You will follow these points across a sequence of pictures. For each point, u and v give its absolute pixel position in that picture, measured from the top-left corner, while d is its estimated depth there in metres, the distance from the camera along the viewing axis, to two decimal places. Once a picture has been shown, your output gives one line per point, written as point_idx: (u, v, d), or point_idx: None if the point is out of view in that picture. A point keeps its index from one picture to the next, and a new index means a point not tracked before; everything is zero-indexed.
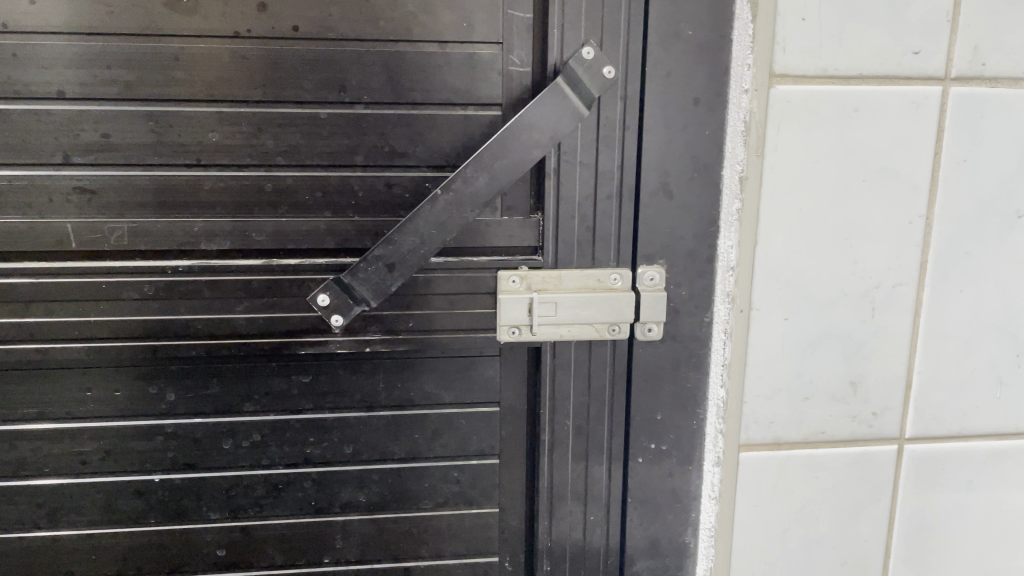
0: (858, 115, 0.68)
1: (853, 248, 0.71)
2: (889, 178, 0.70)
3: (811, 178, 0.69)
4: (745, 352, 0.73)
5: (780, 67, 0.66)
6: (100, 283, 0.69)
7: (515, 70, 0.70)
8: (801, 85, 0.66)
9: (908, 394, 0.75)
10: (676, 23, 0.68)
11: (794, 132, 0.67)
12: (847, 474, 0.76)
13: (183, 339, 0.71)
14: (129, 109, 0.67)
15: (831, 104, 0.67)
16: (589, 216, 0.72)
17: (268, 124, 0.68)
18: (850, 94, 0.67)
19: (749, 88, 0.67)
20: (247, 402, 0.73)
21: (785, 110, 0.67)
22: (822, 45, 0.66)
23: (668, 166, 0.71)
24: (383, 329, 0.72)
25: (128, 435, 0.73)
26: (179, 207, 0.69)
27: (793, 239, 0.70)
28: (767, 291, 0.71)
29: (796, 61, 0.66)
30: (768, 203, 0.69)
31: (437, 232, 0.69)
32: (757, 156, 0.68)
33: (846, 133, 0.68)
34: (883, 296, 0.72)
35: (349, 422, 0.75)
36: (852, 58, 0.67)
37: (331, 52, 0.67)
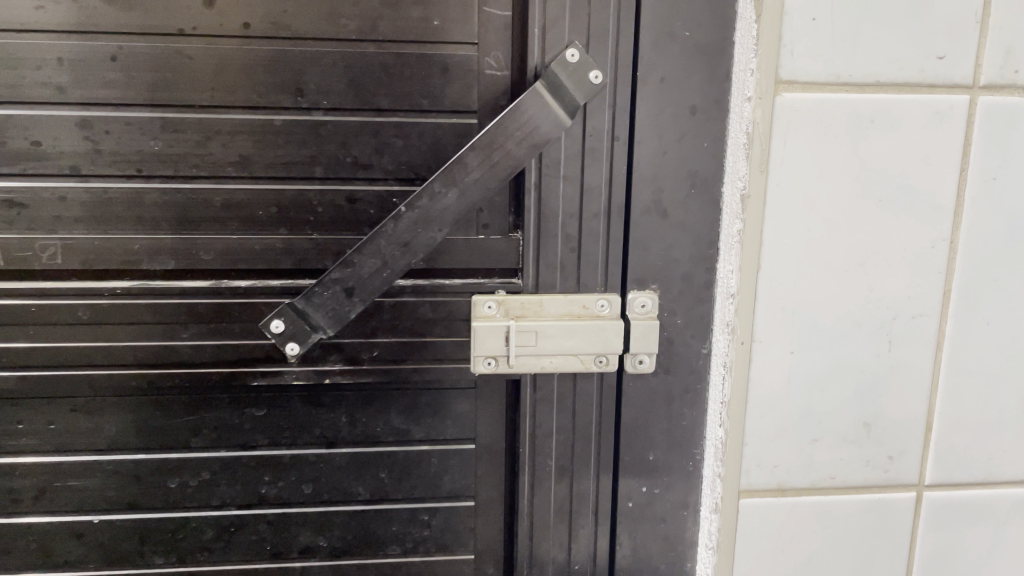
0: (873, 127, 0.61)
1: (869, 276, 0.64)
2: (908, 197, 0.62)
3: (819, 198, 0.62)
4: (745, 390, 0.65)
5: (788, 74, 0.58)
6: (31, 306, 0.62)
7: (491, 74, 0.63)
8: (808, 93, 0.59)
9: (927, 438, 0.68)
10: (670, 23, 0.61)
11: (802, 147, 0.60)
12: (858, 523, 0.68)
13: (122, 367, 0.64)
14: (61, 114, 0.60)
15: (843, 115, 0.60)
16: (575, 236, 0.65)
17: (216, 131, 0.62)
18: (863, 104, 0.60)
19: (752, 96, 0.60)
20: (195, 437, 0.67)
21: (793, 121, 0.60)
22: (834, 50, 0.59)
23: (660, 181, 0.64)
24: (345, 358, 0.65)
25: (64, 472, 0.66)
26: (119, 222, 0.62)
27: (800, 266, 0.63)
28: (772, 322, 0.64)
29: (805, 67, 0.59)
30: (773, 223, 0.62)
31: (401, 254, 0.60)
32: (760, 172, 0.61)
33: (859, 149, 0.61)
34: (901, 327, 0.65)
35: (308, 460, 0.68)
36: (869, 62, 0.59)
37: (286, 52, 0.61)
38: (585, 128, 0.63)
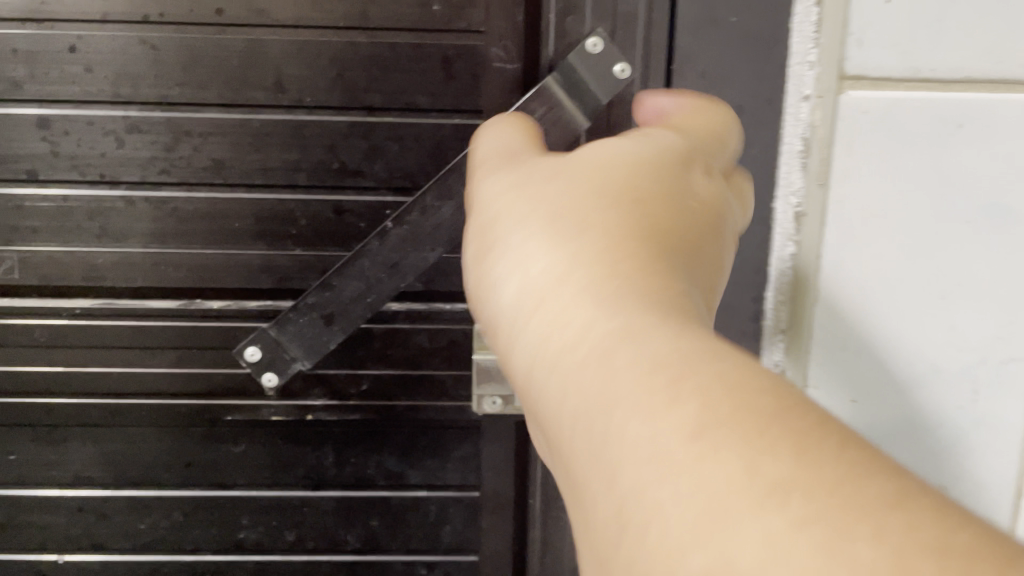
0: (961, 134, 0.45)
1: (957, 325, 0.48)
2: (1000, 219, 0.46)
3: (895, 223, 0.46)
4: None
5: (856, 68, 0.44)
6: None
7: (498, 66, 0.53)
8: (884, 91, 0.44)
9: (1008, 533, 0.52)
10: (711, 8, 0.48)
11: (873, 156, 0.45)
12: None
13: (81, 397, 0.58)
14: (15, 111, 0.53)
15: (927, 117, 0.45)
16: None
17: (186, 132, 0.54)
18: (951, 107, 0.45)
19: (811, 94, 0.46)
20: (166, 474, 0.60)
21: (863, 123, 0.45)
22: (920, 36, 0.44)
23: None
24: (330, 392, 0.57)
25: (26, 508, 0.60)
26: (81, 234, 0.56)
27: (869, 305, 0.47)
28: (829, 366, 0.48)
29: (881, 60, 0.44)
30: (834, 251, 0.47)
31: (389, 276, 0.51)
32: (818, 186, 0.46)
33: (944, 162, 0.45)
34: (991, 376, 0.48)
35: (292, 503, 0.60)
36: (962, 54, 0.44)
37: (264, 41, 0.53)
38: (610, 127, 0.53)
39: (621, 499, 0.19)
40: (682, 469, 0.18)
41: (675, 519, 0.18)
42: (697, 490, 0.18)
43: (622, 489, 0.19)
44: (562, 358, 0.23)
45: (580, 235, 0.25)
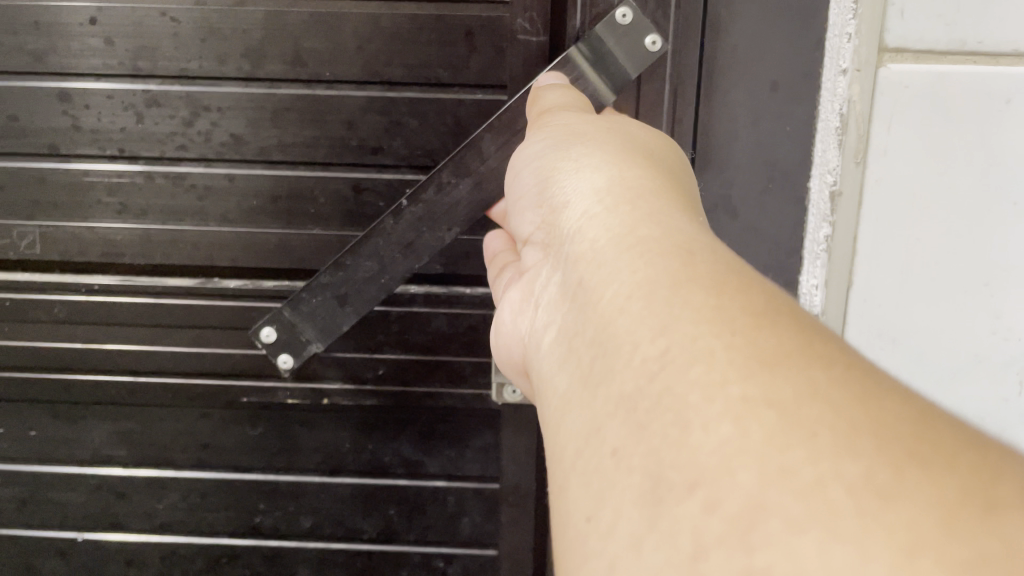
0: (1005, 114, 0.40)
1: (999, 326, 0.43)
2: None
3: (935, 208, 0.41)
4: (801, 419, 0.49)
5: (898, 42, 0.39)
6: (6, 300, 0.56)
7: (524, 39, 0.50)
8: (925, 64, 0.39)
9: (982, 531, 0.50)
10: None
11: (912, 136, 0.41)
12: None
13: (99, 375, 0.57)
14: (36, 85, 0.53)
15: (972, 94, 0.40)
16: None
17: (205, 107, 0.53)
18: (997, 83, 0.40)
19: (848, 68, 0.42)
20: (183, 454, 0.59)
21: (902, 100, 0.40)
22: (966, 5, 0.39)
23: (727, 173, 0.47)
24: (346, 376, 0.56)
25: (46, 484, 0.60)
26: (102, 209, 0.55)
27: (905, 297, 0.43)
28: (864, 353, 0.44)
29: (926, 32, 0.39)
30: (868, 235, 0.42)
31: (403, 256, 0.49)
32: (856, 164, 0.42)
33: (988, 146, 0.40)
34: None
35: (309, 489, 0.59)
36: (1015, 26, 0.39)
37: (283, 13, 0.51)
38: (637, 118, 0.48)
39: (663, 347, 0.19)
40: (741, 331, 0.18)
41: (729, 362, 0.17)
42: (755, 347, 0.17)
43: (668, 339, 0.19)
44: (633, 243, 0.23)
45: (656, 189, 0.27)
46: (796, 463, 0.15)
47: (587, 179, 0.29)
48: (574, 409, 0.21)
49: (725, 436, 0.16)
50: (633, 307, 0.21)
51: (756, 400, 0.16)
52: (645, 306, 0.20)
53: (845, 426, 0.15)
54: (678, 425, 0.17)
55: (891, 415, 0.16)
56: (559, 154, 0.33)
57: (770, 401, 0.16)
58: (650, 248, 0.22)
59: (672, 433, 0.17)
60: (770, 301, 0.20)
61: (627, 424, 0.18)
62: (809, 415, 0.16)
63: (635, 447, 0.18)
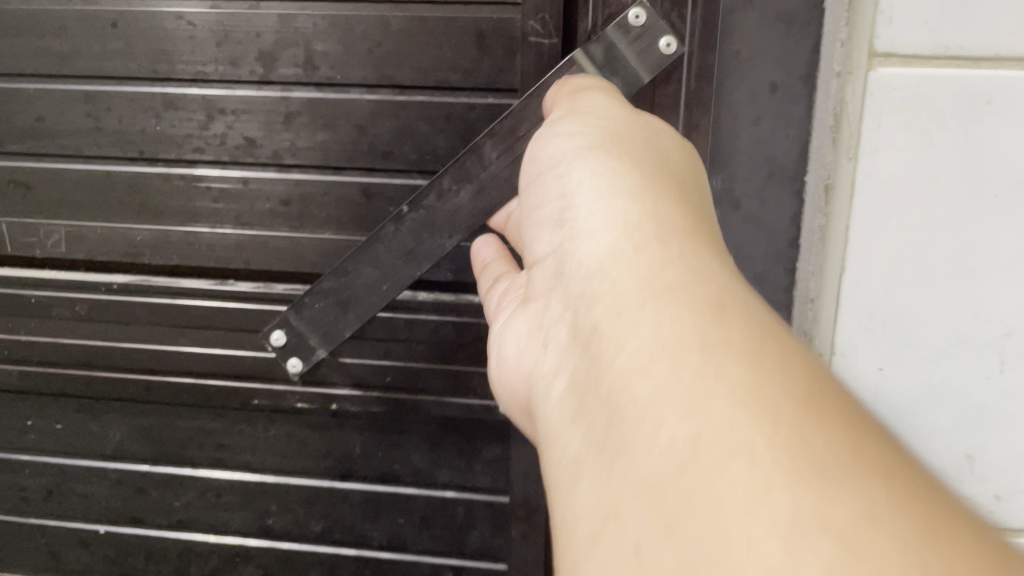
0: (1004, 120, 0.35)
1: (1006, 364, 0.37)
2: None
3: (930, 226, 0.36)
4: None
5: (886, 44, 0.35)
6: (31, 297, 0.57)
7: (536, 41, 0.49)
8: (915, 67, 0.35)
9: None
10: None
11: (901, 144, 0.36)
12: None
13: (118, 372, 0.58)
14: (62, 87, 0.54)
15: (964, 101, 0.35)
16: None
17: (220, 110, 0.53)
18: (996, 87, 0.35)
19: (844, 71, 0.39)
20: (200, 453, 0.60)
21: (890, 104, 0.36)
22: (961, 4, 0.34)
23: (729, 172, 0.49)
24: (354, 382, 0.55)
25: (72, 476, 0.62)
26: (123, 209, 0.56)
27: (897, 325, 0.38)
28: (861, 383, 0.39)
29: (916, 30, 0.34)
30: (861, 252, 0.37)
31: (403, 264, 0.48)
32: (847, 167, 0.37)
33: (987, 158, 0.35)
34: None
35: (319, 493, 0.59)
36: (1010, 27, 0.34)
37: (295, 16, 0.51)
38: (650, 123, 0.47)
39: (696, 433, 0.17)
40: (785, 426, 0.17)
41: (779, 468, 0.16)
42: (804, 448, 0.16)
43: (700, 423, 0.17)
44: (665, 292, 0.21)
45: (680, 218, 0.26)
46: (815, 551, 0.14)
47: (610, 205, 0.27)
48: (583, 475, 0.20)
49: (773, 563, 0.14)
50: (645, 358, 0.20)
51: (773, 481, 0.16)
52: (676, 380, 0.18)
53: (914, 567, 0.14)
54: (712, 535, 0.15)
55: (961, 556, 0.14)
56: (576, 166, 0.31)
57: (825, 523, 0.15)
58: (663, 288, 0.22)
59: (706, 545, 0.15)
60: (806, 380, 0.18)
61: (649, 516, 0.17)
62: (873, 549, 0.14)
63: (660, 548, 0.16)
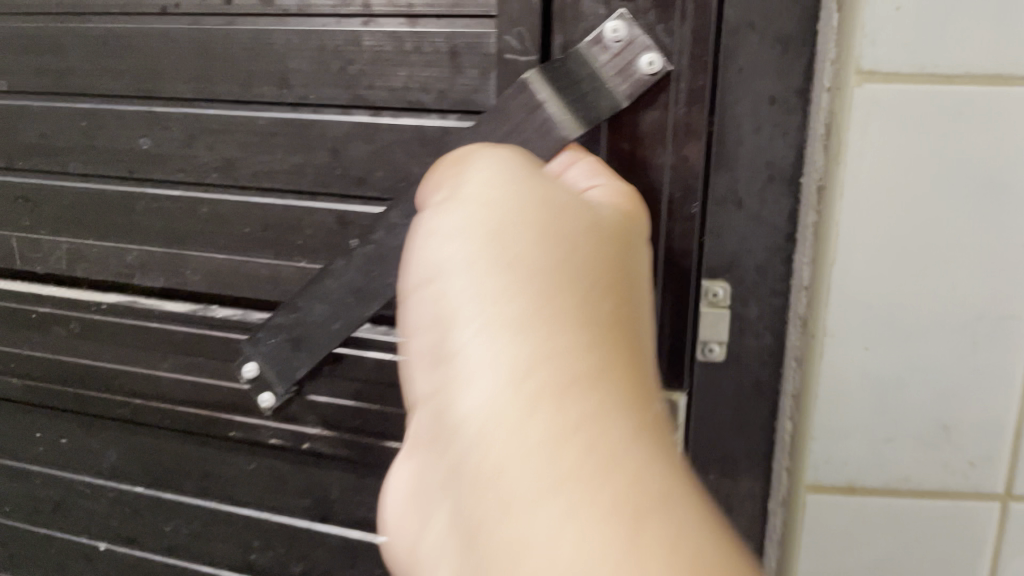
0: (982, 126, 0.36)
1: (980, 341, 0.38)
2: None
3: (912, 224, 0.37)
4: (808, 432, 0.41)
5: (870, 63, 0.35)
6: (32, 312, 0.58)
7: (512, 59, 0.44)
8: (897, 85, 0.35)
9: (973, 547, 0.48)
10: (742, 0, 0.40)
11: (888, 157, 0.37)
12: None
13: (109, 393, 0.57)
14: (61, 106, 0.54)
15: (946, 110, 0.36)
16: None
17: (201, 130, 0.51)
18: (973, 100, 0.35)
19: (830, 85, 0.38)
20: (187, 480, 0.58)
21: (876, 120, 0.36)
22: (938, 32, 0.35)
23: (735, 172, 0.42)
24: (324, 422, 0.51)
25: (76, 491, 0.62)
26: (114, 229, 0.55)
27: (886, 339, 0.39)
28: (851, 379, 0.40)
29: (898, 52, 0.35)
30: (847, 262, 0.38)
31: (352, 302, 0.44)
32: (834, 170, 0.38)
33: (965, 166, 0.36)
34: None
35: (299, 533, 0.56)
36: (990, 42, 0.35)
37: (268, 31, 0.48)
38: (634, 154, 0.41)
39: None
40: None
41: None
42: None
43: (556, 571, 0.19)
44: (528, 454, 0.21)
45: (558, 327, 0.23)
46: None
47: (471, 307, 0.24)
48: None
49: None
50: (531, 487, 0.20)
51: (619, 540, 0.19)
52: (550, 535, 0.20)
53: None
54: None
55: None
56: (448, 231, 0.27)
57: None
58: (535, 395, 0.22)
59: None
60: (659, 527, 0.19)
61: None
62: None
63: None
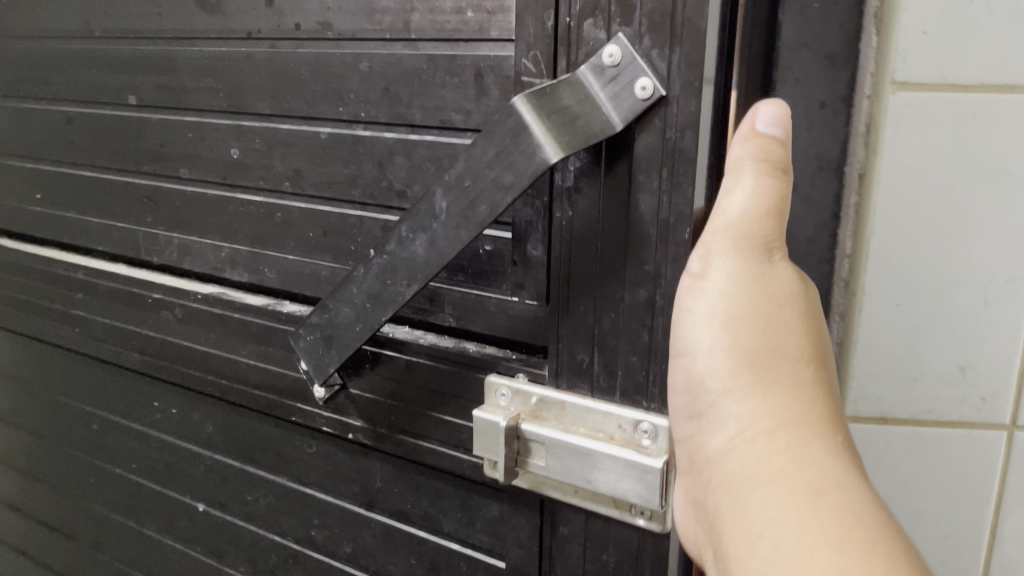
0: (988, 128, 0.48)
1: (992, 299, 0.50)
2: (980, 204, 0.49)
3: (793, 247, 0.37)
4: (853, 355, 0.53)
5: (902, 76, 0.47)
6: (151, 297, 0.66)
7: (527, 81, 0.45)
8: (923, 95, 0.48)
9: (1000, 495, 0.53)
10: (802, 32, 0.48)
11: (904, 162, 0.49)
12: (975, 463, 0.53)
13: (204, 373, 0.65)
14: (173, 118, 0.62)
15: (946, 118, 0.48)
16: (624, 307, 0.44)
17: (277, 143, 0.57)
18: (981, 106, 0.47)
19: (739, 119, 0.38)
20: (263, 456, 0.65)
21: (910, 122, 0.48)
22: (957, 48, 0.47)
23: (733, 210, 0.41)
24: (366, 416, 0.56)
25: (183, 456, 0.70)
26: (212, 229, 0.62)
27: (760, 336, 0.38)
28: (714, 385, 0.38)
29: (925, 68, 0.47)
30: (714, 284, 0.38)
31: (371, 307, 0.48)
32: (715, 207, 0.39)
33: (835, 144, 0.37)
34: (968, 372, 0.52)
35: (349, 516, 0.60)
36: (982, 65, 0.47)
37: (329, 54, 0.53)
38: (628, 178, 0.42)
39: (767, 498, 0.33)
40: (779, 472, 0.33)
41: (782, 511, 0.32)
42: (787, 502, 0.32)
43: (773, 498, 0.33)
44: None
45: None
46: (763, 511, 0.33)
47: None
48: None
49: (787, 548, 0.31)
50: None
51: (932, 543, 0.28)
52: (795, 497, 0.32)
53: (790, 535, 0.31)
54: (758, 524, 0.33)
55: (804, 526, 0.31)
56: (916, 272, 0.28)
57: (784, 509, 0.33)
58: None
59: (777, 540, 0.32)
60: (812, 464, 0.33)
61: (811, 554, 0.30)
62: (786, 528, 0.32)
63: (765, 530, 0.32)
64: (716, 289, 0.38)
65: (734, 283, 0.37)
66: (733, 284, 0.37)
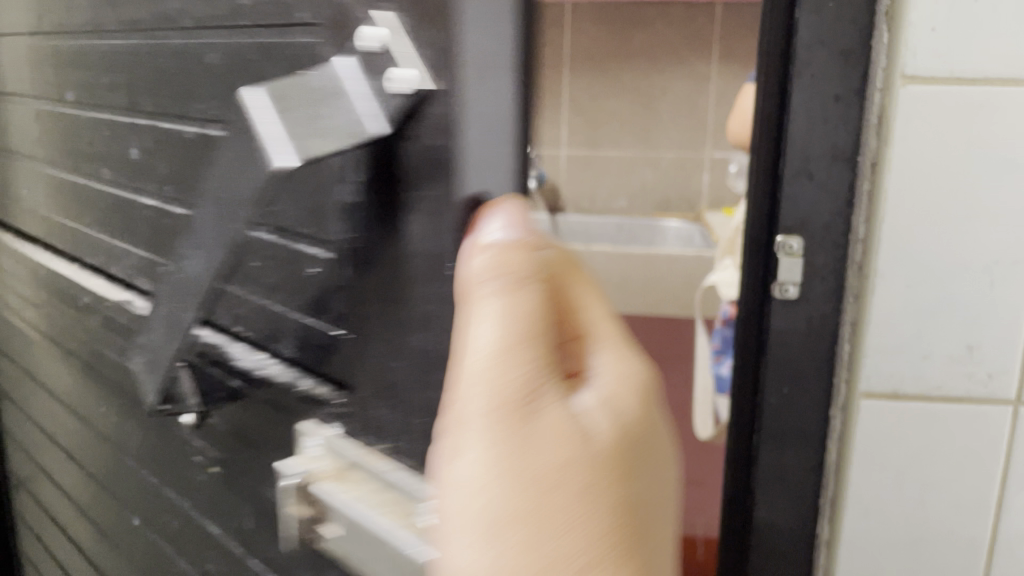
0: (992, 120, 0.52)
1: (997, 281, 0.54)
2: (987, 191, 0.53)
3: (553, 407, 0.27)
4: (866, 333, 0.56)
5: (911, 70, 0.52)
6: (87, 300, 0.64)
7: None
8: (932, 87, 0.52)
9: (1005, 472, 0.56)
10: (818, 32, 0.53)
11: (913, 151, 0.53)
12: (985, 438, 0.56)
13: (125, 382, 0.62)
14: (97, 115, 0.59)
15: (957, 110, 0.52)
16: (418, 355, 0.36)
17: (159, 142, 0.52)
18: (984, 99, 0.51)
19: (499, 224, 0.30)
20: (168, 477, 0.60)
21: (919, 114, 0.52)
22: (966, 47, 0.51)
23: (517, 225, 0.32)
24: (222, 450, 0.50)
25: (119, 466, 0.68)
26: (127, 233, 0.59)
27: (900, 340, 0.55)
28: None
29: (934, 64, 0.51)
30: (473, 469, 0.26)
31: (165, 335, 0.41)
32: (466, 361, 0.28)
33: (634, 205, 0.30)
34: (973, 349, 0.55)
35: (229, 556, 0.55)
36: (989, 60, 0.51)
37: (188, 44, 0.47)
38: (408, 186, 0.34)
39: None
40: None
41: None
42: None
43: None
44: None
45: None
46: None
47: None
48: None
49: None
50: None
51: None
52: None
53: None
54: None
55: None
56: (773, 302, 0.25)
57: None
58: None
59: None
60: None
61: None
62: None
63: None
64: (469, 474, 0.26)
65: (493, 461, 0.26)
66: (483, 475, 0.26)
